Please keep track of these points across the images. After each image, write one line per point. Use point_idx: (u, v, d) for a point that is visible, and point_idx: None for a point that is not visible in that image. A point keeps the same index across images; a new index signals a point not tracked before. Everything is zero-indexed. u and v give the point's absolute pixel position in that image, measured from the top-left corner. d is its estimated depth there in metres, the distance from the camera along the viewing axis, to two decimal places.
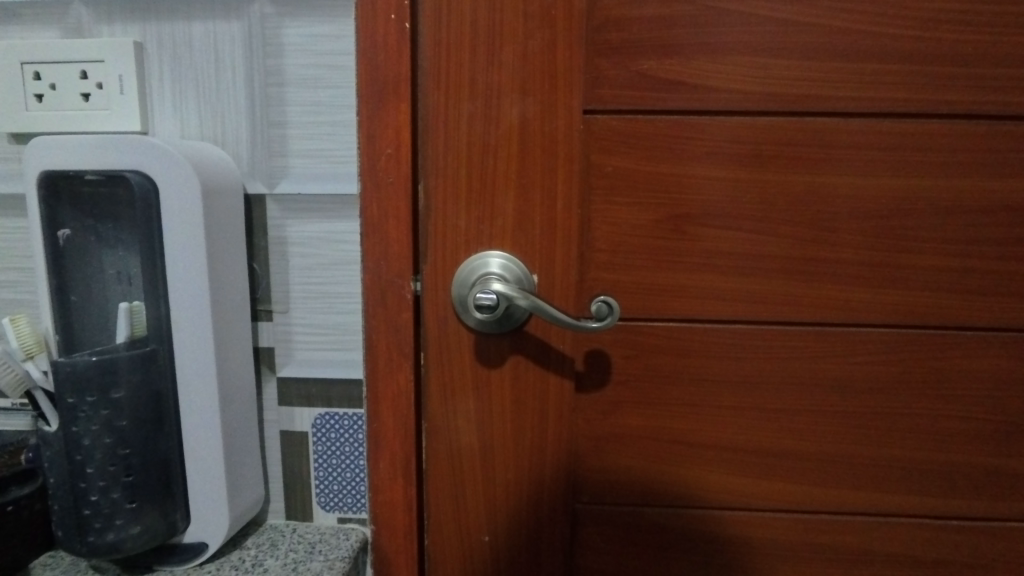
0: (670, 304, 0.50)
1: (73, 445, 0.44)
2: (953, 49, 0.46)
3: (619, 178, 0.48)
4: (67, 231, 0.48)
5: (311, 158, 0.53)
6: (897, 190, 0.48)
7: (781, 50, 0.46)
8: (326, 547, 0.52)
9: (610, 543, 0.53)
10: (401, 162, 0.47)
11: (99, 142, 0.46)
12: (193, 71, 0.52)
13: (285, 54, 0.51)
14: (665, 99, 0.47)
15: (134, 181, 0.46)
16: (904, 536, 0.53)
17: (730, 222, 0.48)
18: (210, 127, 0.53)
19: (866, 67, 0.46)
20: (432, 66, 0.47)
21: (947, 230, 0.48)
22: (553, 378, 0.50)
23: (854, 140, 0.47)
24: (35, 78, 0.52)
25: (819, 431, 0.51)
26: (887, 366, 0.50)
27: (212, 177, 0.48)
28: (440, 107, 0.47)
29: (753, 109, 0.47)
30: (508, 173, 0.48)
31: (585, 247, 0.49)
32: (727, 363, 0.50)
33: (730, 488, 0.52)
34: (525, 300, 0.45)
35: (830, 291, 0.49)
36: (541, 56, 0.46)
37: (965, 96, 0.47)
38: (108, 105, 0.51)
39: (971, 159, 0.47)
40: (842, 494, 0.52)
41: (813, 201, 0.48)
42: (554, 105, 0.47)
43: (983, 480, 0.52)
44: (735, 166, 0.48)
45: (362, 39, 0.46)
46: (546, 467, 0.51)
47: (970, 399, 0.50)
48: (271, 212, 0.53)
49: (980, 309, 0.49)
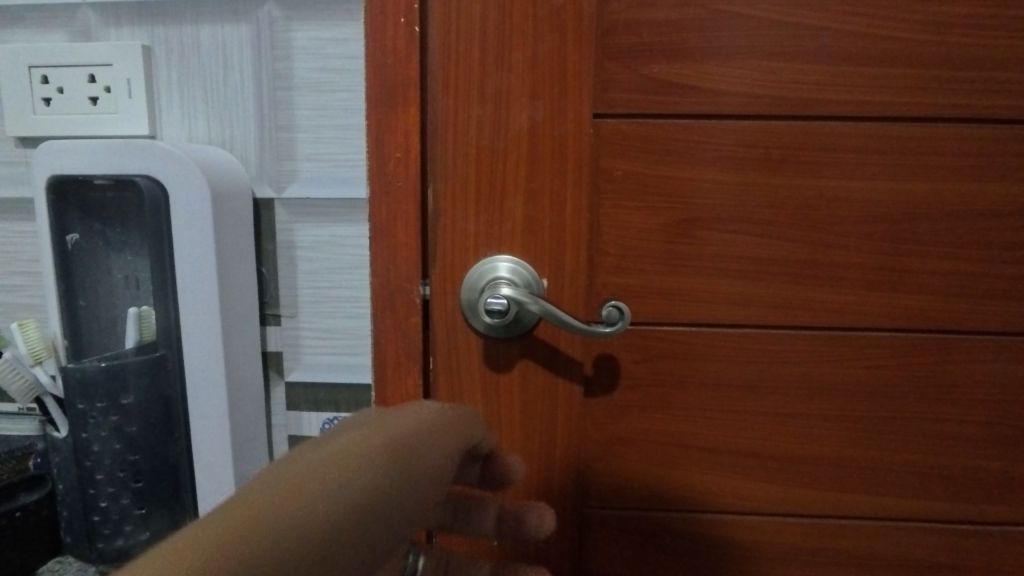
0: (680, 308, 0.49)
1: (83, 451, 0.45)
2: (964, 52, 0.46)
3: (628, 182, 0.48)
4: (75, 236, 0.48)
5: (319, 162, 0.52)
6: (907, 194, 0.48)
7: (791, 53, 0.46)
8: None
9: (619, 548, 0.53)
10: (409, 165, 0.47)
11: (108, 147, 0.46)
12: (200, 74, 0.52)
13: (293, 58, 0.51)
14: (674, 103, 0.47)
15: (143, 185, 0.46)
16: (914, 541, 0.52)
17: (740, 226, 0.48)
18: (219, 131, 0.52)
19: (876, 70, 0.46)
20: (441, 69, 0.47)
21: (958, 234, 0.48)
22: (562, 382, 0.50)
23: (865, 144, 0.47)
24: (43, 82, 0.52)
25: (829, 435, 0.51)
26: (898, 369, 0.50)
27: (221, 181, 0.48)
28: (449, 110, 0.47)
29: (763, 113, 0.47)
30: (517, 177, 0.48)
31: (594, 251, 0.49)
32: (736, 367, 0.50)
33: (740, 493, 0.52)
34: (535, 305, 0.44)
35: (841, 295, 0.49)
36: (550, 59, 0.46)
37: (975, 100, 0.47)
38: (116, 109, 0.51)
39: (983, 163, 0.47)
40: (852, 499, 0.52)
41: (823, 205, 0.48)
42: (563, 108, 0.47)
43: (992, 485, 0.52)
44: (745, 170, 0.48)
45: (371, 43, 0.46)
46: (555, 471, 0.51)
47: (980, 403, 0.50)
48: (279, 216, 0.53)
49: (990, 313, 0.49)
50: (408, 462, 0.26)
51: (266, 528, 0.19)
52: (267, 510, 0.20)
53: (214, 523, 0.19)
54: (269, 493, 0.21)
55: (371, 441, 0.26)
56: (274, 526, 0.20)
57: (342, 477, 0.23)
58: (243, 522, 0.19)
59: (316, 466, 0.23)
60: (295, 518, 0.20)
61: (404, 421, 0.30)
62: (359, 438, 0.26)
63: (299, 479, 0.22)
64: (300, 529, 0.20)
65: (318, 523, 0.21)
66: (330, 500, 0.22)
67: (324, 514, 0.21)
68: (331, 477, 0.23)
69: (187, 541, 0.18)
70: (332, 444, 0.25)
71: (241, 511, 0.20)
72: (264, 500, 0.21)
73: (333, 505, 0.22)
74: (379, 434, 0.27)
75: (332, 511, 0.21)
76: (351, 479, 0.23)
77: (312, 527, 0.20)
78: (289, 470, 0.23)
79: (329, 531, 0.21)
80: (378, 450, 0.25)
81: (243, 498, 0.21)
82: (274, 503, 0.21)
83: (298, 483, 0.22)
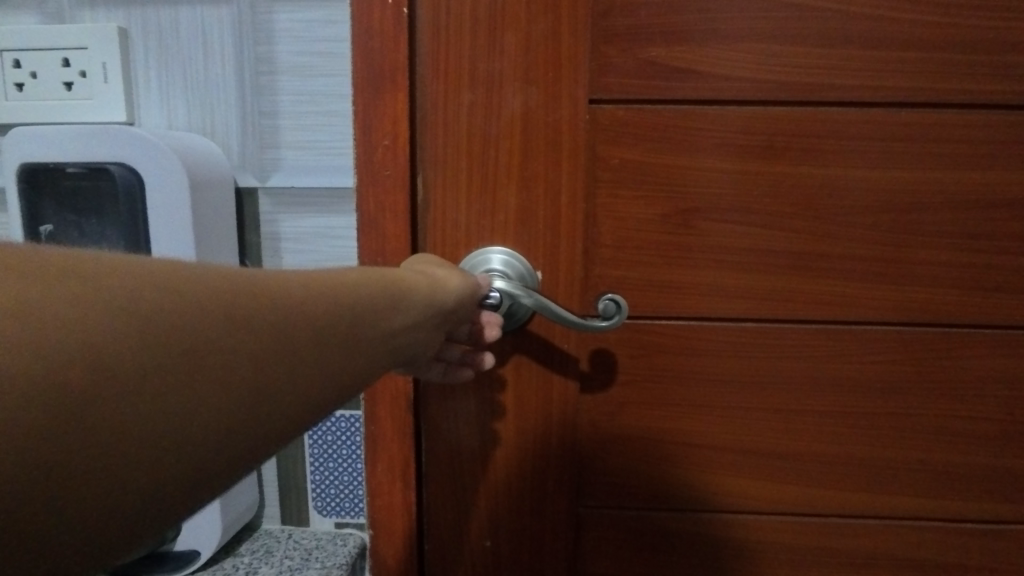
0: (678, 302, 0.48)
1: None
2: (975, 35, 0.44)
3: (626, 171, 0.46)
4: (49, 227, 0.46)
5: (304, 150, 0.50)
6: (914, 182, 0.46)
7: (795, 36, 0.44)
8: (323, 554, 0.51)
9: (615, 547, 0.52)
10: (398, 154, 0.45)
11: (79, 133, 0.44)
12: (180, 58, 0.50)
13: (276, 41, 0.49)
14: (674, 88, 0.45)
15: (116, 173, 0.44)
16: (917, 540, 0.51)
17: (741, 216, 0.47)
18: (199, 118, 0.50)
19: (884, 54, 0.44)
20: (430, 53, 0.45)
21: (967, 224, 0.47)
22: (557, 378, 0.48)
23: (870, 131, 0.45)
24: (14, 66, 0.50)
25: (832, 431, 0.49)
26: (902, 364, 0.48)
27: (200, 169, 0.46)
28: (439, 95, 0.45)
29: (766, 98, 0.45)
30: (511, 165, 0.46)
31: (590, 243, 0.47)
32: (737, 362, 0.48)
33: (740, 491, 0.50)
34: (529, 299, 0.42)
35: (844, 288, 0.47)
36: (544, 41, 0.44)
37: (986, 85, 0.45)
38: (91, 95, 0.50)
39: (994, 151, 0.46)
40: (856, 497, 0.50)
41: (827, 194, 0.46)
42: (558, 94, 0.45)
43: (999, 482, 0.50)
44: (745, 158, 0.46)
45: (357, 25, 0.44)
46: (549, 469, 0.49)
47: (987, 398, 0.49)
48: (263, 206, 0.51)
49: (998, 306, 0.48)
50: (326, 333, 0.22)
51: (221, 331, 0.18)
52: (233, 312, 0.19)
53: (185, 279, 0.18)
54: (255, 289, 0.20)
55: (310, 297, 0.22)
56: (229, 335, 0.18)
57: (311, 317, 0.21)
58: (207, 308, 0.18)
59: (298, 298, 0.21)
60: (249, 344, 0.19)
61: (407, 298, 0.28)
62: (355, 289, 0.24)
63: (236, 287, 0.19)
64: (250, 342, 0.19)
65: (263, 355, 0.19)
66: (288, 343, 0.20)
67: (272, 361, 0.20)
68: (296, 323, 0.21)
69: (152, 283, 0.17)
70: (287, 279, 0.21)
71: (229, 287, 0.19)
72: (239, 298, 0.19)
73: (290, 348, 0.20)
74: (375, 298, 0.25)
75: (283, 355, 0.20)
76: (321, 331, 0.22)
77: (258, 361, 0.19)
78: (280, 282, 0.21)
79: (277, 369, 0.20)
80: (357, 317, 0.24)
81: (224, 277, 0.19)
82: (242, 308, 0.19)
83: (271, 296, 0.20)
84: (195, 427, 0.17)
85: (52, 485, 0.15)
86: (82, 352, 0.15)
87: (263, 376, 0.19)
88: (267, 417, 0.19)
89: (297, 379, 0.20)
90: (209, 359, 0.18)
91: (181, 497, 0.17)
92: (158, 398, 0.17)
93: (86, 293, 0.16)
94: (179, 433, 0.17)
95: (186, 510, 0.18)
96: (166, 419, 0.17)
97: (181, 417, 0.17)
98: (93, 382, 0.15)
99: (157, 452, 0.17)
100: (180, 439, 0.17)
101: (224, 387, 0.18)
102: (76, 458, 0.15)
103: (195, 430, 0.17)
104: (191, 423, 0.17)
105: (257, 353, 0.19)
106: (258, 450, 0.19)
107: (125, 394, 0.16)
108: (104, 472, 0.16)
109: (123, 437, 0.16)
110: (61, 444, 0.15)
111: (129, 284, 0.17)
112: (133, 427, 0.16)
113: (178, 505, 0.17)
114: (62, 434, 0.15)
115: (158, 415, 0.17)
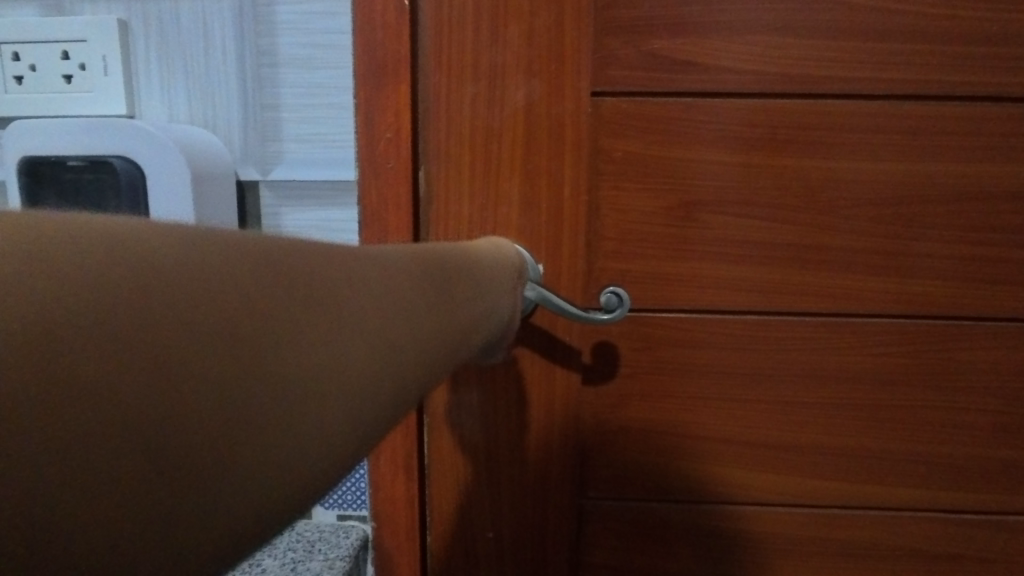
0: (680, 294, 0.48)
1: None
2: (978, 27, 0.44)
3: (628, 164, 0.46)
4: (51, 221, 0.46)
5: (305, 143, 0.50)
6: (915, 175, 0.46)
7: (799, 29, 0.44)
8: (325, 545, 0.50)
9: (618, 539, 0.52)
10: (401, 146, 0.45)
11: (82, 126, 0.44)
12: (180, 51, 0.49)
13: (277, 33, 0.49)
14: (678, 80, 0.45)
15: (117, 167, 0.45)
16: (917, 531, 0.51)
17: (745, 209, 0.47)
18: (200, 111, 0.50)
19: (888, 46, 0.44)
20: (433, 45, 0.45)
21: (970, 216, 0.47)
22: (560, 370, 0.49)
23: (873, 123, 0.45)
24: (14, 59, 0.49)
25: (833, 423, 0.50)
26: (903, 355, 0.48)
27: (203, 163, 0.46)
28: (442, 87, 0.45)
29: (768, 91, 0.45)
30: (513, 158, 0.46)
31: (593, 236, 0.47)
32: (738, 354, 0.48)
33: (743, 483, 0.51)
34: (532, 292, 0.43)
35: (849, 281, 0.48)
36: (548, 33, 0.44)
37: (988, 77, 0.45)
38: (91, 87, 0.49)
39: (995, 143, 0.46)
40: (858, 489, 0.51)
41: (829, 186, 0.46)
42: (562, 86, 0.45)
43: (998, 474, 0.50)
44: (748, 150, 0.46)
45: (359, 17, 0.44)
46: (552, 460, 0.50)
47: (987, 390, 0.49)
48: (264, 199, 0.51)
49: (998, 299, 0.48)
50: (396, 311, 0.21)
51: (314, 313, 0.17)
52: (313, 291, 0.17)
53: (248, 243, 0.16)
54: (328, 268, 0.19)
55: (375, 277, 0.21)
56: (319, 320, 0.17)
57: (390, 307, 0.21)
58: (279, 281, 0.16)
59: (365, 275, 0.20)
60: (310, 330, 0.17)
61: (462, 290, 0.28)
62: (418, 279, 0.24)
63: (314, 267, 0.18)
64: (336, 322, 0.18)
65: (352, 343, 0.18)
66: (357, 329, 0.19)
67: (362, 343, 0.19)
68: (369, 304, 0.20)
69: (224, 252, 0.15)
70: (350, 258, 0.20)
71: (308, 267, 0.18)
72: (310, 274, 0.18)
73: (376, 331, 0.19)
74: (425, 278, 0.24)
75: (346, 347, 0.18)
76: (401, 317, 0.21)
77: (352, 342, 0.18)
78: (340, 261, 0.20)
79: (364, 350, 0.19)
80: (419, 310, 0.23)
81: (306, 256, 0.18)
82: (322, 286, 0.18)
83: (343, 277, 0.19)
84: (262, 434, 0.15)
85: (140, 472, 0.12)
86: (196, 307, 0.14)
87: (355, 359, 0.18)
88: (367, 403, 0.18)
89: (385, 365, 0.20)
90: (307, 340, 0.16)
91: (265, 510, 0.15)
92: (271, 384, 0.15)
93: (179, 247, 0.14)
94: (287, 418, 0.16)
95: (260, 536, 0.15)
96: (283, 403, 0.15)
97: (277, 399, 0.15)
98: (204, 363, 0.14)
99: (241, 442, 0.14)
100: (250, 446, 0.14)
101: (319, 368, 0.17)
102: (166, 440, 0.13)
103: (279, 417, 0.15)
104: (278, 407, 0.15)
105: (329, 337, 0.17)
106: (351, 434, 0.18)
107: (246, 367, 0.14)
108: (196, 458, 0.13)
109: (242, 425, 0.14)
110: (193, 425, 0.13)
111: (188, 245, 0.14)
112: (226, 404, 0.14)
113: (264, 521, 0.15)
114: (187, 399, 0.13)
115: (271, 401, 0.15)
